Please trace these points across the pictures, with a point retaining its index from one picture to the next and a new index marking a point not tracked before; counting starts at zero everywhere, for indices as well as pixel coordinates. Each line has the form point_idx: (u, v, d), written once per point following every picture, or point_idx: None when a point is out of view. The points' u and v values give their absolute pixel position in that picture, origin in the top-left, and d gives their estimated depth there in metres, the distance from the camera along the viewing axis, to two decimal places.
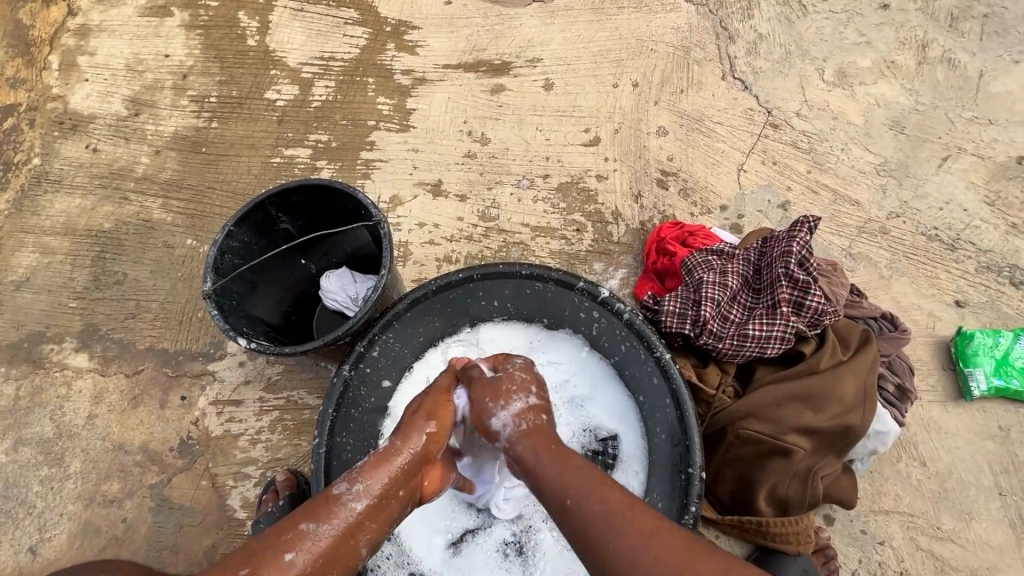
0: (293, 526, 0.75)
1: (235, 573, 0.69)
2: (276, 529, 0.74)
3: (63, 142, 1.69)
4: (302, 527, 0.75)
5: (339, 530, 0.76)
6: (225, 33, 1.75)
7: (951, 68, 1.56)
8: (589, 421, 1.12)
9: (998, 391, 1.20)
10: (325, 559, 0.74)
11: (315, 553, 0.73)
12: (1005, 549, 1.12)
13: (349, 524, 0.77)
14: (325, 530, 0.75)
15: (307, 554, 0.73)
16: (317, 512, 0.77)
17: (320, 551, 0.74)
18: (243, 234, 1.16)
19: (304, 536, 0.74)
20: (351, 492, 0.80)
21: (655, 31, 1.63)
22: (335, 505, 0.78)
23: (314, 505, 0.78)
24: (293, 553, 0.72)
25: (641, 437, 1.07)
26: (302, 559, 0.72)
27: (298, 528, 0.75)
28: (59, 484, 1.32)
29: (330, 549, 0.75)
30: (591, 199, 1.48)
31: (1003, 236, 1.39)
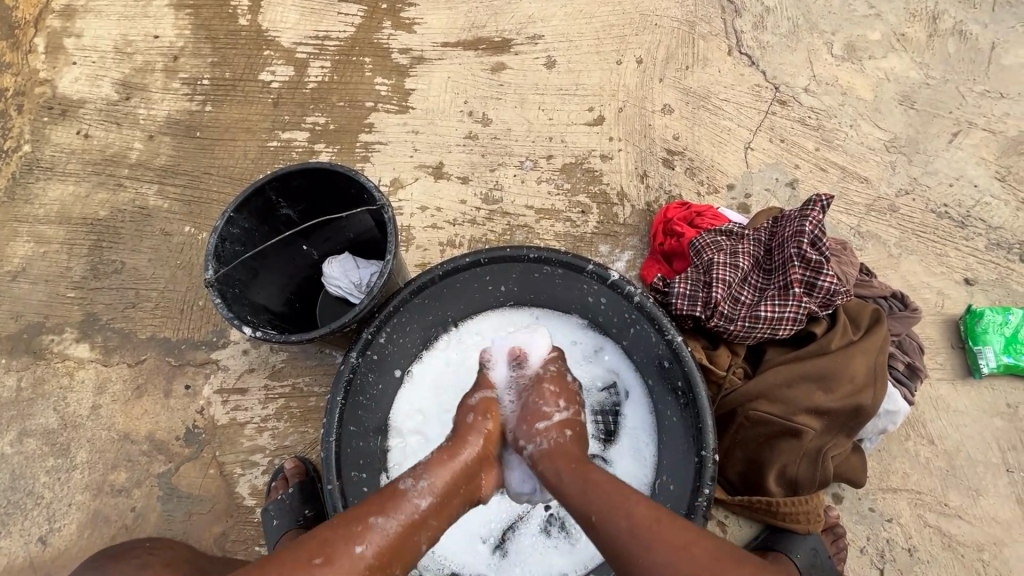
0: (362, 519, 0.77)
1: (306, 562, 0.71)
2: (347, 523, 0.76)
3: (53, 128, 1.65)
4: (371, 521, 0.77)
5: (402, 523, 0.78)
6: (215, 13, 1.70)
7: (962, 41, 1.52)
8: (588, 384, 1.13)
9: (1007, 368, 1.19)
10: (390, 553, 0.75)
11: (378, 547, 0.75)
12: (1011, 525, 1.13)
13: (414, 515, 0.79)
14: (391, 524, 0.77)
15: (376, 547, 0.75)
16: (386, 506, 0.78)
17: (384, 545, 0.75)
18: (243, 220, 1.13)
19: (374, 529, 0.76)
20: (416, 487, 0.81)
21: (659, 5, 1.59)
22: (400, 496, 0.80)
23: (382, 498, 0.80)
24: (363, 545, 0.74)
25: (647, 409, 1.07)
26: (370, 552, 0.74)
27: (366, 522, 0.77)
28: (66, 475, 1.32)
29: (395, 543, 0.76)
30: (596, 180, 1.45)
31: (1014, 213, 1.37)
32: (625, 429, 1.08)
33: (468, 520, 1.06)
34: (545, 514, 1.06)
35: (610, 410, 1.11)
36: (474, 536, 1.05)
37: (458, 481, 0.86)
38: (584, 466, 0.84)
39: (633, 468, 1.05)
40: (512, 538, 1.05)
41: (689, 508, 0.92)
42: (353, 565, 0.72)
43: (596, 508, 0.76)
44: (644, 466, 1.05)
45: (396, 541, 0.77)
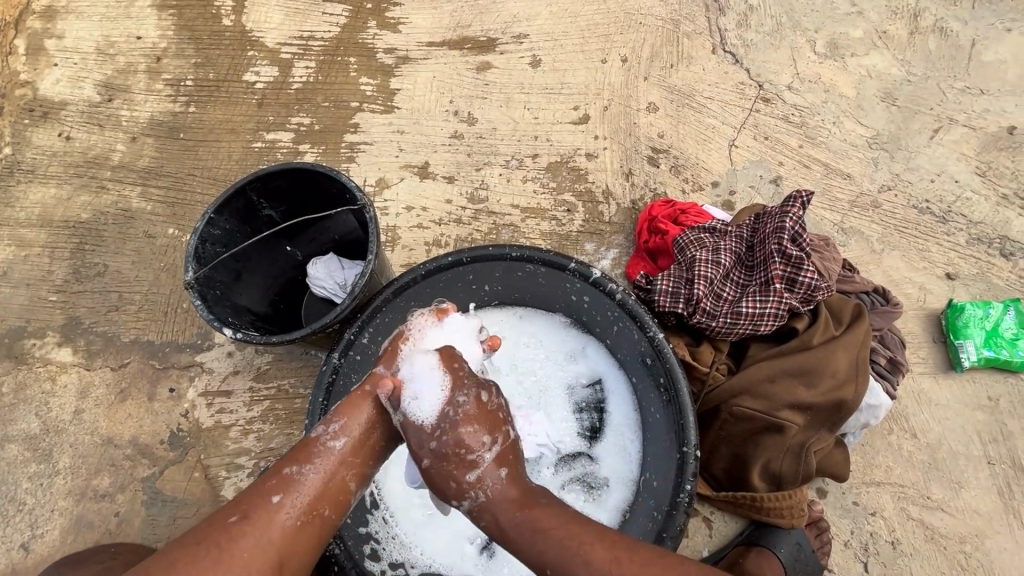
0: (277, 473, 0.76)
1: (225, 520, 0.71)
2: (263, 479, 0.76)
3: (34, 130, 1.63)
4: (286, 471, 0.76)
5: (320, 471, 0.76)
6: (199, 13, 1.69)
7: (943, 38, 1.53)
8: (574, 381, 1.13)
9: (988, 361, 1.21)
10: (312, 499, 0.74)
11: (297, 495, 0.74)
12: (993, 517, 1.14)
13: (330, 458, 0.77)
14: (306, 472, 0.76)
15: (293, 497, 0.74)
16: (300, 455, 0.77)
17: (304, 493, 0.74)
18: (224, 221, 1.12)
19: (289, 480, 0.75)
20: (328, 431, 0.78)
21: (643, 4, 1.59)
22: (313, 445, 0.78)
23: (300, 448, 0.78)
24: (279, 497, 0.74)
25: (632, 405, 1.08)
26: (291, 505, 0.74)
27: (282, 473, 0.76)
28: (48, 480, 1.31)
29: (314, 493, 0.75)
30: (582, 178, 1.45)
31: (994, 208, 1.38)
32: (610, 425, 1.09)
33: (455, 520, 1.03)
34: None
35: (595, 406, 1.11)
36: (462, 536, 1.03)
37: (376, 420, 0.80)
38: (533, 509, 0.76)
39: (619, 464, 1.06)
40: None
41: (672, 504, 0.92)
42: (275, 516, 0.72)
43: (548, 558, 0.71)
44: (629, 461, 1.05)
45: (316, 487, 0.75)
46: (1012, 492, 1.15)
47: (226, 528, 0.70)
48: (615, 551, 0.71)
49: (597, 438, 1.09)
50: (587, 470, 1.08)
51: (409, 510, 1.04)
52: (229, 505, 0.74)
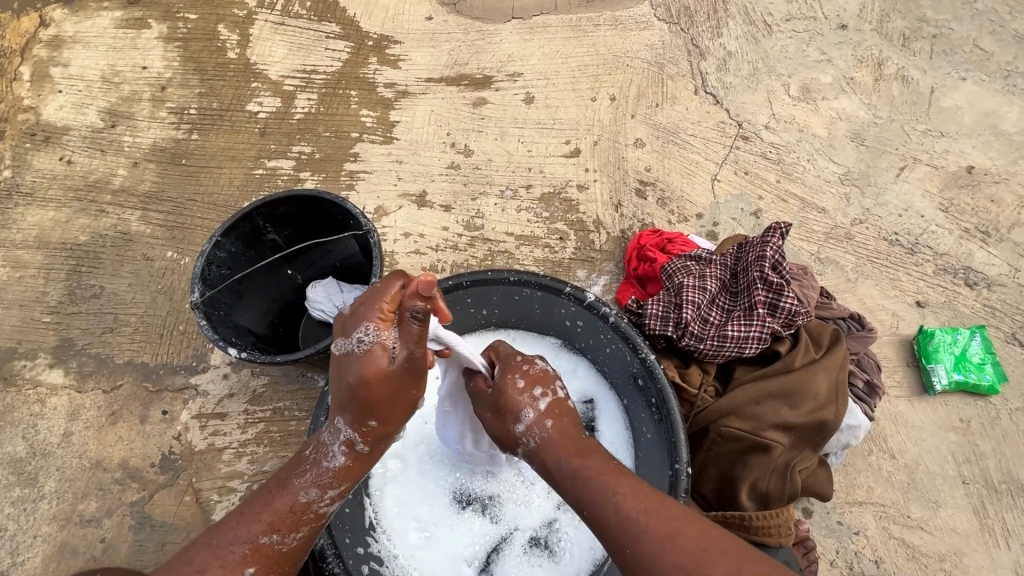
0: (249, 537, 0.78)
1: None
2: (236, 547, 0.77)
3: (35, 154, 1.66)
4: (263, 542, 0.78)
5: (294, 528, 0.81)
6: (204, 46, 1.76)
7: (905, 84, 1.66)
8: None
9: (958, 384, 1.28)
10: (289, 560, 0.81)
11: (277, 560, 0.79)
12: (969, 535, 1.18)
13: (303, 518, 0.81)
14: (287, 542, 0.80)
15: (270, 564, 0.78)
16: (275, 523, 0.79)
17: (281, 557, 0.79)
18: (230, 245, 1.16)
19: (269, 550, 0.78)
20: (322, 498, 0.83)
21: (630, 48, 1.70)
22: (287, 508, 0.80)
23: (276, 511, 0.80)
24: (256, 568, 0.77)
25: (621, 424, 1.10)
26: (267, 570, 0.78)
27: (259, 544, 0.78)
28: (32, 505, 1.28)
29: (295, 550, 0.81)
30: (573, 209, 1.52)
31: (958, 240, 1.48)
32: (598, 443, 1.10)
33: (452, 543, 1.04)
34: (530, 534, 1.05)
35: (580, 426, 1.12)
36: (459, 558, 1.03)
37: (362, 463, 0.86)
38: (581, 450, 0.84)
39: None
40: (497, 560, 1.03)
41: None
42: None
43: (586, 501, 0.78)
44: None
45: (293, 543, 0.81)
46: (987, 511, 1.20)
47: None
48: (646, 503, 0.75)
49: None
50: None
51: (405, 533, 1.04)
52: (187, 569, 0.75)
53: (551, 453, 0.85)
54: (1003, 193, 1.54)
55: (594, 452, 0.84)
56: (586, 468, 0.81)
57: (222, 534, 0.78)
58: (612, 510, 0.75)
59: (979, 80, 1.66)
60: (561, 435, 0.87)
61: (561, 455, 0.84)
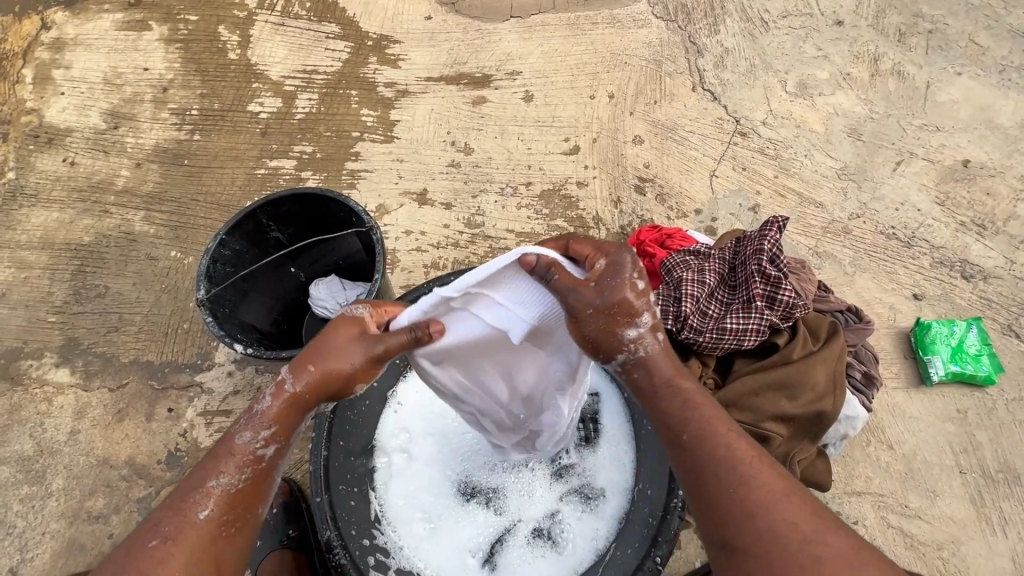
0: (192, 485, 0.72)
1: (144, 547, 0.67)
2: (182, 494, 0.71)
3: (39, 155, 1.67)
4: (210, 485, 0.72)
5: (247, 471, 0.74)
6: (205, 47, 1.77)
7: (901, 80, 1.68)
8: None
9: (955, 375, 1.29)
10: (247, 501, 0.73)
11: (231, 500, 0.72)
12: (967, 524, 1.19)
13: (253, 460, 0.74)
14: (235, 481, 0.73)
15: (223, 506, 0.71)
16: (219, 465, 0.73)
17: (233, 496, 0.72)
18: (234, 242, 1.17)
19: (221, 492, 0.72)
20: (257, 440, 0.75)
21: (628, 46, 1.72)
22: (232, 450, 0.74)
23: (220, 458, 0.74)
24: (206, 511, 0.70)
25: (622, 415, 1.13)
26: (220, 513, 0.71)
27: (206, 488, 0.71)
28: (40, 502, 1.30)
29: (248, 491, 0.73)
30: (573, 205, 1.53)
31: (954, 234, 1.49)
32: (600, 433, 1.12)
33: (456, 535, 1.05)
34: (533, 525, 1.06)
35: (582, 418, 1.14)
36: (463, 550, 1.04)
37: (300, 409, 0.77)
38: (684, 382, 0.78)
39: (612, 473, 1.08)
40: (501, 551, 1.04)
41: (665, 509, 0.98)
42: (201, 531, 0.69)
43: (689, 432, 0.74)
44: (623, 470, 1.07)
45: (246, 485, 0.73)
46: (984, 500, 1.21)
47: (146, 554, 0.66)
48: (755, 455, 0.72)
49: (585, 447, 1.11)
50: (583, 481, 1.09)
51: (410, 525, 1.05)
52: (140, 530, 0.70)
53: (658, 368, 0.78)
54: (999, 186, 1.55)
55: (696, 387, 0.78)
56: (695, 412, 0.75)
57: (173, 492, 0.73)
58: (720, 447, 0.72)
59: (975, 75, 1.68)
60: (666, 356, 0.79)
61: (667, 373, 0.78)
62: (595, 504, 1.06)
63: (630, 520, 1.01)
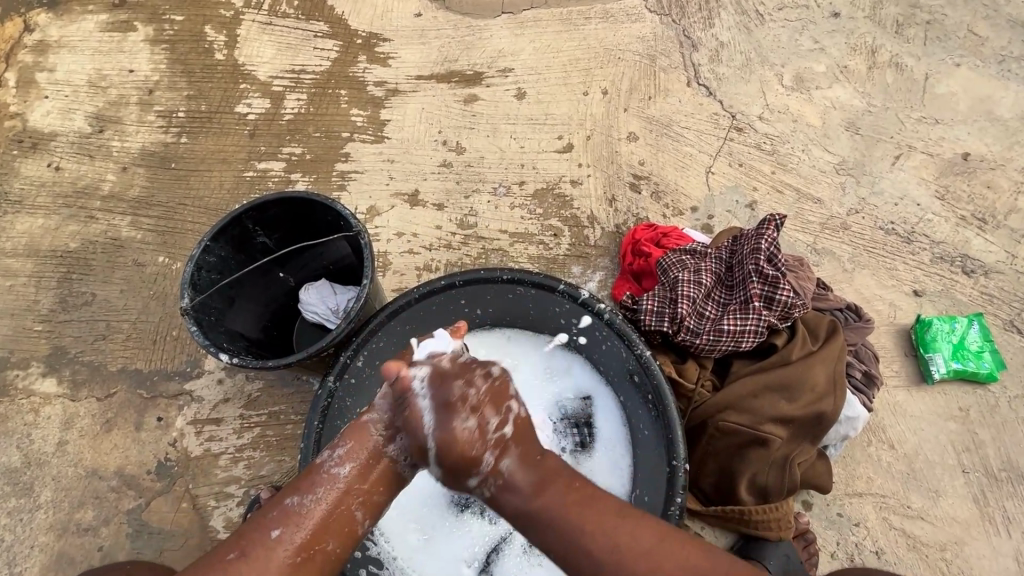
0: (279, 503, 0.78)
1: (225, 558, 0.74)
2: (266, 510, 0.79)
3: (23, 161, 1.64)
4: (286, 503, 0.78)
5: (327, 502, 0.79)
6: (191, 48, 1.74)
7: (899, 72, 1.65)
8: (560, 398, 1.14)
9: (957, 373, 1.27)
10: (314, 530, 0.77)
11: (303, 528, 0.77)
12: (970, 524, 1.18)
13: (336, 492, 0.79)
14: (307, 502, 0.78)
15: (295, 528, 0.76)
16: (303, 487, 0.79)
17: (310, 525, 0.77)
18: (219, 249, 1.15)
19: (291, 513, 0.77)
20: (332, 458, 0.81)
21: (621, 41, 1.69)
22: (320, 476, 0.80)
23: (303, 479, 0.80)
24: (279, 530, 0.76)
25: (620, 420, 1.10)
26: (291, 538, 0.76)
27: (283, 505, 0.78)
28: (28, 515, 1.27)
29: (319, 519, 0.78)
30: (567, 205, 1.51)
31: (954, 228, 1.47)
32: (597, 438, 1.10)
33: (451, 544, 1.04)
34: None
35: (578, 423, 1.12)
36: (458, 560, 1.02)
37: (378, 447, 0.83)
38: (542, 496, 0.76)
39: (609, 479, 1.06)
40: (496, 560, 1.03)
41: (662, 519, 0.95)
42: (274, 551, 0.75)
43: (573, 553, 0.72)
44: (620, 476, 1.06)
45: (324, 514, 0.78)
46: (987, 499, 1.19)
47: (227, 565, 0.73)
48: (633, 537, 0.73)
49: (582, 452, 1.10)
50: None
51: (403, 536, 1.04)
52: (228, 540, 0.77)
53: (510, 498, 0.77)
54: (999, 179, 1.53)
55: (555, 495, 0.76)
56: (567, 528, 0.73)
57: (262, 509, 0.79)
58: (606, 556, 0.71)
59: (974, 66, 1.65)
60: (524, 475, 0.78)
61: (523, 497, 0.76)
62: None
63: None
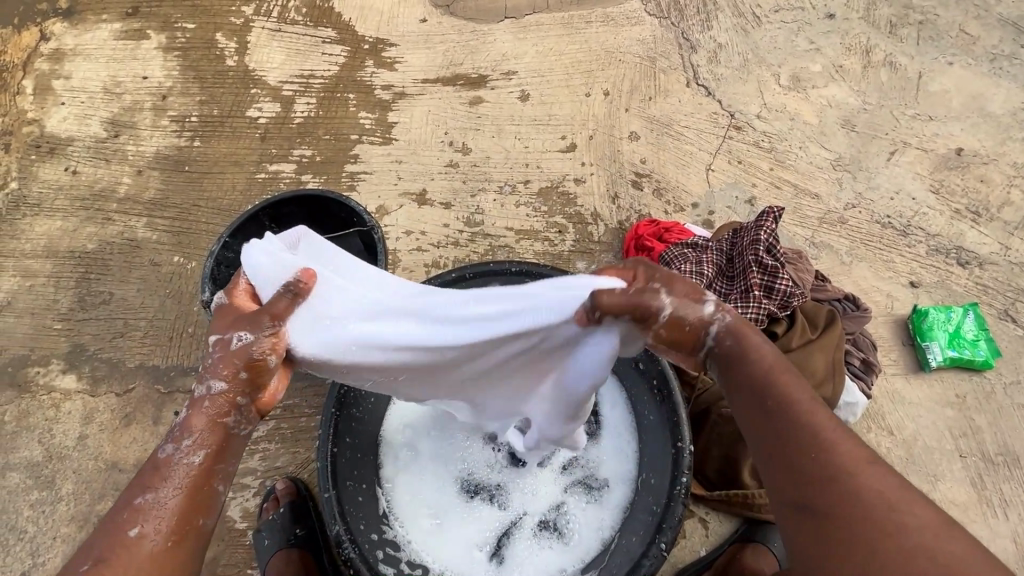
0: (127, 503, 0.69)
1: (85, 565, 0.66)
2: (116, 511, 0.69)
3: (41, 165, 1.69)
4: (138, 501, 0.69)
5: (182, 483, 0.70)
6: (203, 54, 1.79)
7: (893, 70, 1.69)
8: None
9: (953, 360, 1.30)
10: (180, 517, 0.69)
11: (162, 519, 0.68)
12: (969, 507, 1.21)
13: (194, 480, 0.71)
14: (164, 496, 0.69)
15: (158, 522, 0.68)
16: (152, 480, 0.70)
17: (174, 510, 0.69)
18: (238, 245, 1.19)
19: (145, 509, 0.68)
20: (178, 450, 0.71)
21: (622, 43, 1.73)
22: (173, 467, 0.70)
23: (155, 471, 0.70)
24: (138, 528, 0.67)
25: (625, 408, 1.11)
26: (154, 531, 0.68)
27: (135, 504, 0.69)
28: (50, 507, 1.31)
29: (181, 506, 0.70)
30: (571, 202, 1.55)
31: (949, 221, 1.51)
32: (603, 426, 1.12)
33: (463, 529, 1.07)
34: (538, 518, 1.08)
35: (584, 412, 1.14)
36: (470, 544, 1.05)
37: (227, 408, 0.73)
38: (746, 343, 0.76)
39: (616, 465, 1.08)
40: (507, 544, 1.06)
41: (669, 497, 0.96)
42: (136, 550, 0.66)
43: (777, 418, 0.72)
44: (626, 462, 1.08)
45: (184, 506, 0.70)
46: (984, 483, 1.22)
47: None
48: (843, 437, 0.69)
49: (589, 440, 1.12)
50: (587, 473, 1.10)
51: (417, 520, 1.07)
52: (84, 551, 0.67)
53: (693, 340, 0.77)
54: (992, 173, 1.57)
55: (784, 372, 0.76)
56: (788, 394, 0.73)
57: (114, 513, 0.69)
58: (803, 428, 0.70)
59: (966, 64, 1.69)
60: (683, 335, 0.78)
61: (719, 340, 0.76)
62: (600, 495, 1.07)
63: (634, 509, 1.01)
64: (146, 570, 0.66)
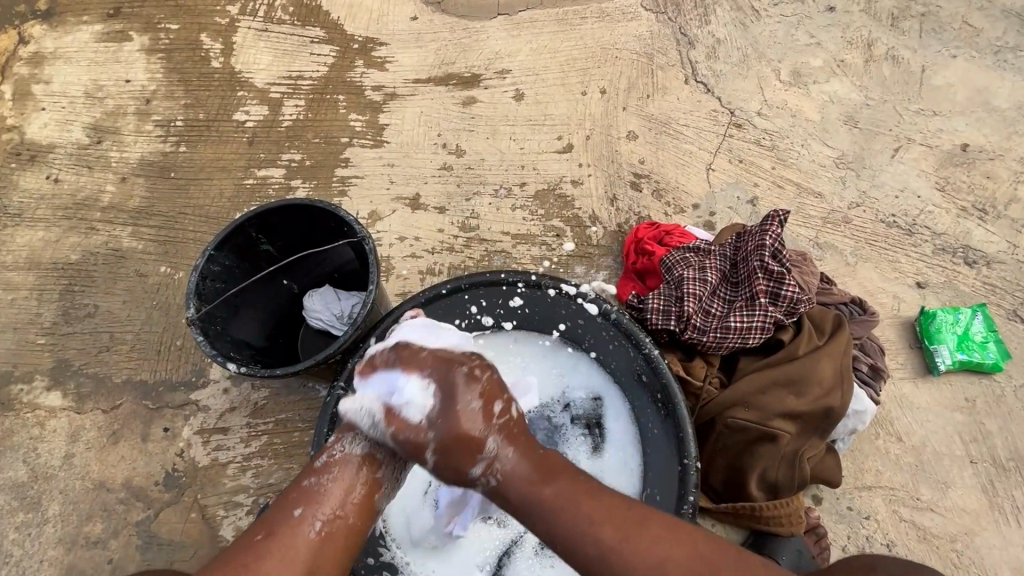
0: (298, 484, 0.83)
1: (252, 539, 0.77)
2: (288, 491, 0.82)
3: (21, 174, 1.63)
4: (305, 482, 0.82)
5: (345, 482, 0.83)
6: (187, 56, 1.73)
7: (895, 64, 1.65)
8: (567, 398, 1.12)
9: (962, 363, 1.27)
10: (337, 506, 0.81)
11: (321, 504, 0.80)
12: (980, 514, 1.18)
13: (349, 476, 0.83)
14: (326, 482, 0.82)
15: (316, 509, 0.80)
16: (317, 466, 0.84)
17: (332, 502, 0.81)
18: (224, 257, 1.15)
19: (311, 491, 0.81)
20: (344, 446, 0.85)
21: (618, 40, 1.69)
22: (332, 461, 0.84)
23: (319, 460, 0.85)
24: (301, 508, 0.79)
25: (630, 422, 1.07)
26: (314, 517, 0.79)
27: (302, 484, 0.82)
28: (37, 529, 1.27)
29: (339, 494, 0.82)
30: (568, 205, 1.51)
31: (955, 220, 1.47)
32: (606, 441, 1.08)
33: (463, 550, 1.03)
34: None
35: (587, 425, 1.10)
36: (470, 564, 1.03)
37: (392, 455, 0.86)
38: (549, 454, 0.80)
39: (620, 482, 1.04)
40: (508, 564, 1.03)
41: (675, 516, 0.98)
42: (297, 528, 0.78)
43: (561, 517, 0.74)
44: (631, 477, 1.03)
45: (342, 493, 0.82)
46: (996, 489, 1.20)
47: (254, 546, 0.75)
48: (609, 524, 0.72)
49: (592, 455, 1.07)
50: None
51: (414, 541, 1.03)
52: (255, 525, 0.80)
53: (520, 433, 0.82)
54: (998, 169, 1.53)
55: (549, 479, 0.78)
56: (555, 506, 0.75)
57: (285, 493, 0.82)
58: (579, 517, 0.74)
59: (970, 57, 1.65)
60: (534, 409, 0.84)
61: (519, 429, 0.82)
62: None
63: None
64: (303, 549, 0.76)
